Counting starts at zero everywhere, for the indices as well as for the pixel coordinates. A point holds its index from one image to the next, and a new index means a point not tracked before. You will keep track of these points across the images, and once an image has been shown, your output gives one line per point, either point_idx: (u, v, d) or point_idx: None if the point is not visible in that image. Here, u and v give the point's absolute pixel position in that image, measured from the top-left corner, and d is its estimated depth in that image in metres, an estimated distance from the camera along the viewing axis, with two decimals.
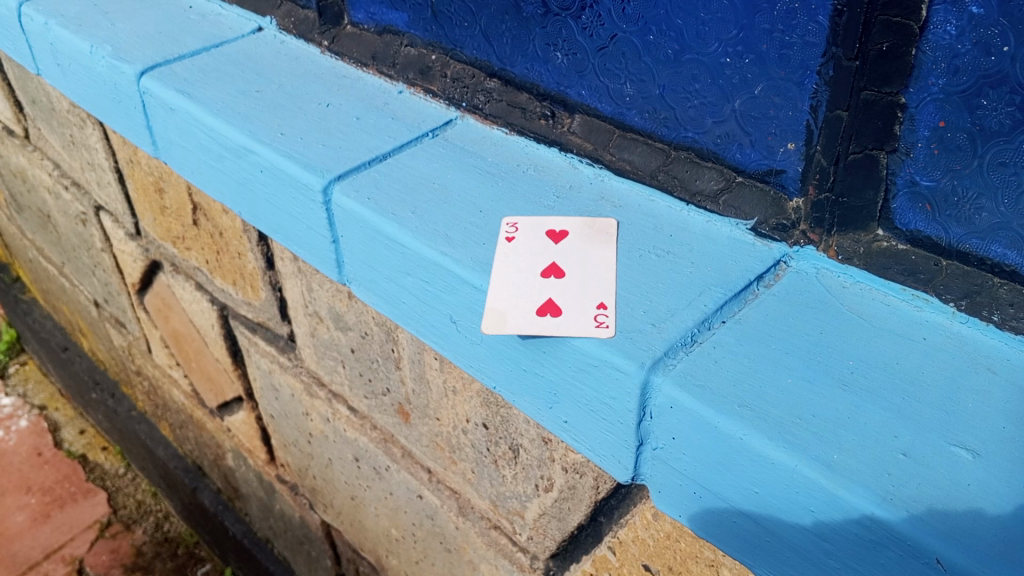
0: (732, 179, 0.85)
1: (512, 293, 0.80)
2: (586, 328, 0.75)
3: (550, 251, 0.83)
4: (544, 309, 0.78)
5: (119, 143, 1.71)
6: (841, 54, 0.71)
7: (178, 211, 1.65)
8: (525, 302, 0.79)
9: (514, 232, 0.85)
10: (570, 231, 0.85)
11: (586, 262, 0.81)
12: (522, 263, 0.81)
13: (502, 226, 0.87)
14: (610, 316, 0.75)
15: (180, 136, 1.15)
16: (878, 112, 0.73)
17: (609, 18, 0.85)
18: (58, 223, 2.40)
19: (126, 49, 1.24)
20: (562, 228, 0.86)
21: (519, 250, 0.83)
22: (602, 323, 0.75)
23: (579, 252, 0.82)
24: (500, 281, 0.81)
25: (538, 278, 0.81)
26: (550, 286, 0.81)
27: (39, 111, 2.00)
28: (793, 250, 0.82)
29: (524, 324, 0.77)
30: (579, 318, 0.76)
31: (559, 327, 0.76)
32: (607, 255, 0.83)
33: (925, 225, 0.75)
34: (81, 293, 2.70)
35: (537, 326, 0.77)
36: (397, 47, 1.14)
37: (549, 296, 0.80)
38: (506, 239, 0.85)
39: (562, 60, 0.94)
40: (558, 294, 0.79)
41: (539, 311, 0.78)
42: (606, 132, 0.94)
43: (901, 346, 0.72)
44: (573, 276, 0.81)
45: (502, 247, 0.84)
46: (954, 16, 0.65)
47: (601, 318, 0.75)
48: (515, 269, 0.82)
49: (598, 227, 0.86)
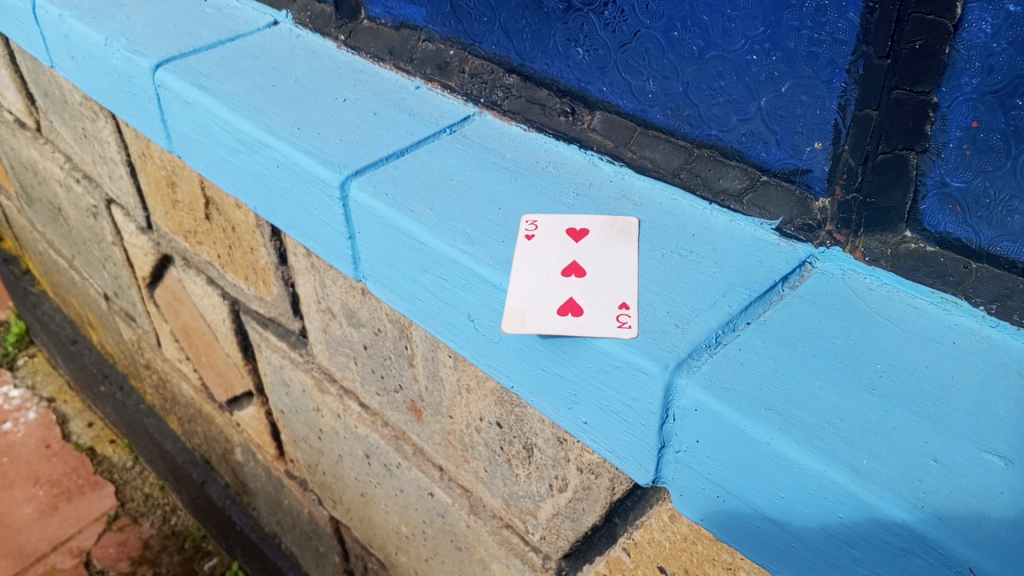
0: (756, 178, 0.84)
1: (533, 290, 0.79)
2: (607, 327, 0.74)
3: (571, 249, 0.82)
4: (565, 308, 0.77)
5: (132, 137, 1.70)
6: (871, 51, 0.70)
7: (190, 205, 1.64)
8: (546, 301, 0.78)
9: (533, 231, 0.84)
10: (591, 229, 0.84)
11: (608, 261, 0.80)
12: (543, 261, 0.81)
13: (521, 223, 0.86)
14: (632, 315, 0.74)
15: (195, 129, 1.14)
16: (909, 112, 0.71)
17: (632, 14, 0.84)
18: (69, 216, 2.40)
19: (141, 42, 1.23)
20: (582, 225, 0.84)
21: (539, 246, 0.82)
22: (625, 323, 0.74)
23: (600, 250, 0.81)
24: (521, 279, 0.80)
25: (558, 276, 0.80)
26: (572, 284, 0.80)
27: (51, 104, 2.00)
28: (819, 250, 0.81)
29: (545, 324, 0.76)
30: (602, 318, 0.75)
31: (582, 326, 0.75)
32: (630, 253, 0.81)
33: (955, 227, 0.74)
34: (92, 286, 2.70)
35: (556, 325, 0.76)
36: (415, 42, 1.13)
37: (570, 295, 0.79)
38: (526, 237, 0.84)
39: (584, 56, 0.93)
40: (580, 293, 0.79)
41: (560, 309, 0.77)
42: (627, 130, 0.93)
43: (929, 350, 0.71)
44: (595, 274, 0.80)
45: (522, 245, 0.83)
46: (989, 15, 0.64)
47: (624, 319, 0.74)
48: (535, 267, 0.81)
49: (620, 225, 0.84)
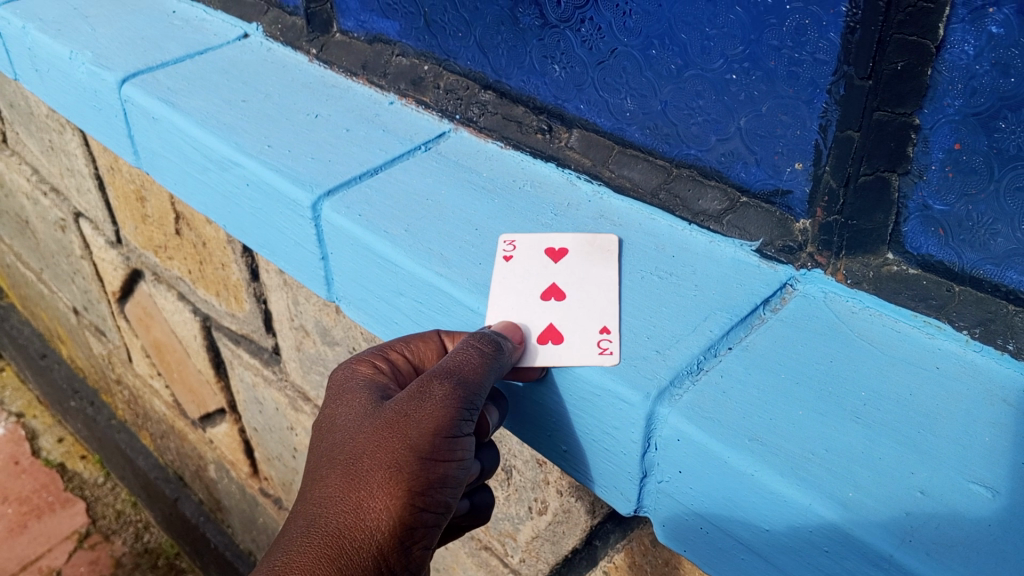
0: (736, 199, 0.83)
1: (511, 317, 0.78)
2: (588, 354, 0.72)
3: (550, 270, 0.81)
4: (545, 336, 0.76)
5: (99, 150, 1.66)
6: (853, 72, 0.69)
7: (160, 220, 1.61)
8: (525, 327, 0.77)
9: (511, 251, 0.83)
10: (570, 249, 0.82)
11: (588, 284, 0.79)
12: (520, 285, 0.79)
13: (499, 243, 0.84)
14: (614, 341, 0.73)
15: (163, 146, 1.11)
16: (890, 134, 0.70)
17: (610, 31, 0.83)
18: (37, 228, 2.35)
19: (107, 55, 1.20)
20: (562, 245, 0.83)
21: (515, 268, 0.81)
22: (607, 349, 0.72)
23: (579, 271, 0.80)
24: (498, 305, 0.79)
25: (537, 300, 0.79)
26: (551, 309, 0.79)
27: (17, 115, 1.96)
28: (800, 272, 0.80)
29: (524, 354, 0.75)
30: (582, 344, 0.73)
31: (563, 355, 0.74)
32: (609, 274, 0.80)
33: (938, 250, 0.73)
34: (61, 300, 2.64)
35: (537, 354, 0.75)
36: (388, 56, 1.10)
37: (550, 320, 0.78)
38: (504, 257, 0.82)
39: (560, 73, 0.91)
40: (559, 319, 0.77)
41: (540, 337, 0.76)
42: (606, 148, 0.91)
43: (913, 376, 0.69)
44: (575, 296, 0.78)
45: (500, 266, 0.81)
46: (972, 36, 0.63)
47: (604, 344, 0.73)
48: (513, 290, 0.79)
49: (599, 244, 0.83)
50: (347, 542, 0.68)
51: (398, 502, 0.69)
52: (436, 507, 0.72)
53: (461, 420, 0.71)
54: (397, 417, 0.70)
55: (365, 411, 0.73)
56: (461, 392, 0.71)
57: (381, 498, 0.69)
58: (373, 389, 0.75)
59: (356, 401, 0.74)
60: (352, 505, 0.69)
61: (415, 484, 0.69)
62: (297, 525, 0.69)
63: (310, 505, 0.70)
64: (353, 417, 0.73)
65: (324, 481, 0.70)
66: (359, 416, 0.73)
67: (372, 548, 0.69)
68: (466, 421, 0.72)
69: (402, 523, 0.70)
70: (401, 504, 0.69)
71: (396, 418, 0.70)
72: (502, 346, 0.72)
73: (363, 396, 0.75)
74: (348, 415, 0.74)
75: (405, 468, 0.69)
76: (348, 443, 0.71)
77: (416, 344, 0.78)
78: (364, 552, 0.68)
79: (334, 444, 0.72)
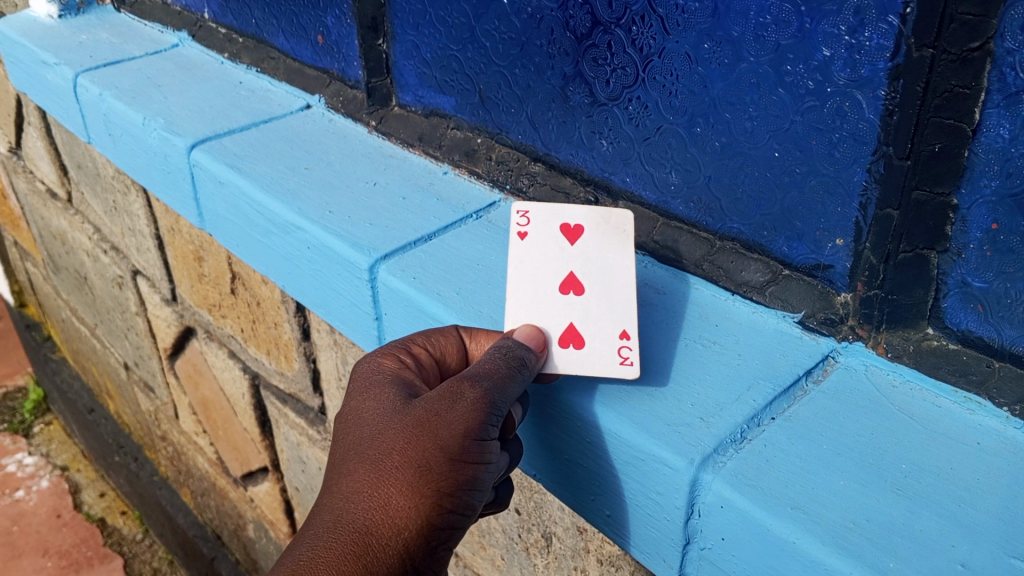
0: (779, 272, 0.85)
1: (535, 316, 0.81)
2: (611, 365, 0.77)
3: (568, 254, 0.84)
4: (567, 338, 0.79)
5: (162, 212, 1.74)
6: (892, 152, 0.72)
7: (216, 279, 1.67)
8: (547, 327, 0.80)
9: (526, 226, 0.87)
10: (586, 226, 0.85)
11: (607, 274, 0.83)
12: (540, 276, 0.83)
13: (513, 213, 0.88)
14: (633, 349, 0.77)
15: (228, 208, 1.17)
16: (929, 212, 0.72)
17: (656, 109, 0.88)
18: (95, 285, 2.44)
19: (178, 122, 1.28)
20: (577, 222, 0.85)
21: (534, 250, 0.84)
22: (627, 359, 0.77)
23: (598, 261, 0.83)
24: (519, 296, 0.82)
25: (556, 291, 0.82)
26: (572, 303, 0.81)
27: (85, 177, 2.06)
28: (841, 345, 0.81)
29: (547, 359, 0.78)
30: (604, 352, 0.77)
31: (586, 360, 0.78)
32: (625, 263, 0.83)
33: (977, 326, 0.74)
34: (113, 355, 2.72)
35: (559, 356, 0.79)
36: (444, 129, 1.16)
37: (569, 317, 0.80)
38: (519, 234, 0.86)
39: (607, 148, 0.95)
40: (580, 317, 0.80)
41: (561, 339, 0.79)
42: (650, 220, 0.94)
43: (954, 451, 0.70)
44: (594, 291, 0.82)
45: (516, 244, 0.86)
46: (1007, 120, 0.66)
47: (625, 353, 0.77)
48: (532, 279, 0.83)
49: (615, 221, 0.86)
50: (374, 539, 0.68)
51: (426, 503, 0.69)
52: (461, 513, 0.71)
53: (490, 424, 0.71)
54: (428, 417, 0.70)
55: (393, 408, 0.73)
56: (492, 396, 0.71)
57: (409, 497, 0.68)
58: (401, 386, 0.76)
59: (384, 398, 0.75)
60: (380, 502, 0.68)
61: (444, 486, 0.69)
62: (323, 519, 0.69)
63: (337, 499, 0.70)
64: (381, 413, 0.73)
65: (351, 476, 0.70)
66: (387, 413, 0.73)
67: (397, 550, 0.68)
68: (495, 425, 0.72)
69: (428, 524, 0.70)
70: (429, 505, 0.69)
71: (427, 418, 0.70)
72: (525, 360, 0.75)
73: (391, 393, 0.75)
74: (376, 411, 0.74)
75: (434, 469, 0.69)
76: (376, 439, 0.71)
77: (438, 337, 0.81)
78: (390, 551, 0.68)
79: (361, 439, 0.72)
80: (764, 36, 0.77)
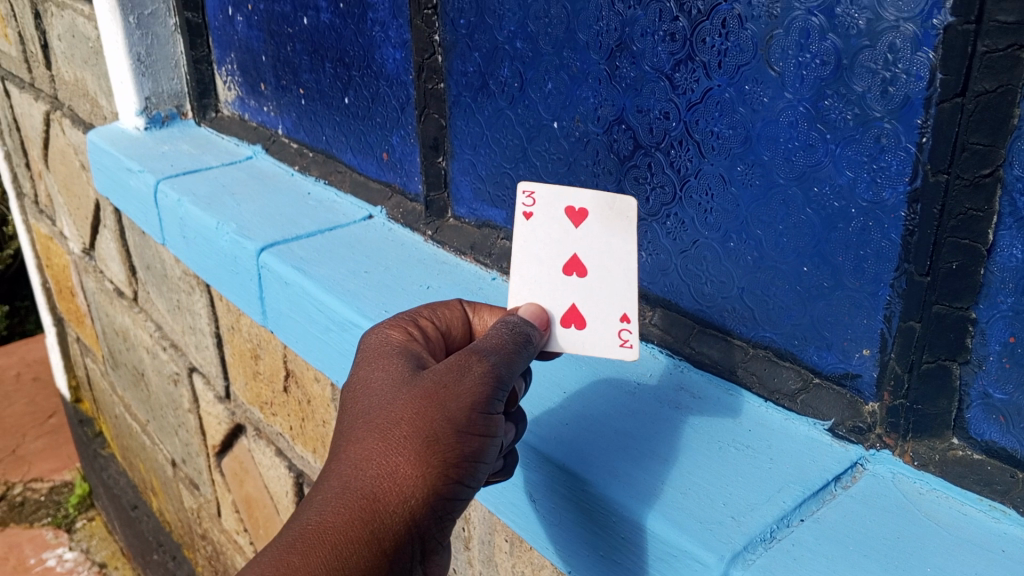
0: (809, 379, 0.89)
1: (538, 295, 0.85)
2: (611, 347, 0.85)
3: (572, 237, 0.85)
4: (569, 318, 0.85)
5: (224, 311, 1.84)
6: (913, 269, 0.77)
7: (270, 376, 1.74)
8: (550, 308, 0.85)
9: (531, 205, 0.87)
10: (590, 210, 0.85)
11: (609, 258, 0.84)
12: (545, 260, 0.85)
13: (518, 193, 0.87)
14: (633, 332, 0.85)
15: (290, 307, 1.25)
16: (950, 325, 0.77)
17: (692, 224, 0.95)
18: (151, 381, 2.53)
19: (249, 226, 1.38)
20: (581, 206, 0.85)
21: (539, 232, 0.86)
22: (626, 341, 0.85)
23: (602, 247, 0.84)
24: (524, 275, 0.86)
25: (560, 274, 0.85)
26: (574, 286, 0.85)
27: (152, 277, 2.18)
28: (870, 453, 0.84)
29: (550, 339, 0.85)
30: (606, 336, 0.85)
31: (588, 341, 0.84)
32: (629, 248, 0.85)
33: (1001, 437, 0.77)
34: (161, 452, 2.79)
35: (563, 337, 0.85)
36: (494, 239, 1.23)
37: (573, 299, 0.85)
38: (525, 214, 0.87)
39: (647, 259, 1.02)
40: (582, 299, 0.84)
41: (564, 320, 0.85)
42: (687, 327, 0.99)
43: (979, 557, 0.72)
44: (597, 278, 0.84)
45: (523, 225, 0.87)
46: (1019, 241, 0.71)
47: (625, 336, 0.85)
48: (538, 262, 0.86)
49: (618, 207, 0.85)
50: (381, 505, 0.69)
51: (432, 472, 0.70)
52: (464, 486, 0.73)
53: (495, 398, 0.73)
54: (435, 389, 0.72)
55: (400, 379, 0.75)
56: (496, 372, 0.74)
57: (415, 466, 0.70)
58: (407, 359, 0.78)
59: (392, 368, 0.77)
60: (387, 469, 0.70)
61: (449, 456, 0.71)
62: (332, 484, 0.70)
63: (344, 465, 0.71)
64: (388, 384, 0.75)
65: (359, 442, 0.71)
66: (394, 383, 0.75)
67: (403, 518, 0.70)
68: (500, 399, 0.74)
69: (433, 493, 0.71)
70: (435, 475, 0.70)
71: (434, 389, 0.72)
72: (530, 339, 0.79)
73: (398, 365, 0.77)
74: (383, 381, 0.76)
75: (441, 439, 0.70)
76: (383, 408, 0.72)
77: (442, 312, 0.88)
78: (397, 517, 0.70)
79: (367, 408, 0.74)
80: (792, 160, 0.84)
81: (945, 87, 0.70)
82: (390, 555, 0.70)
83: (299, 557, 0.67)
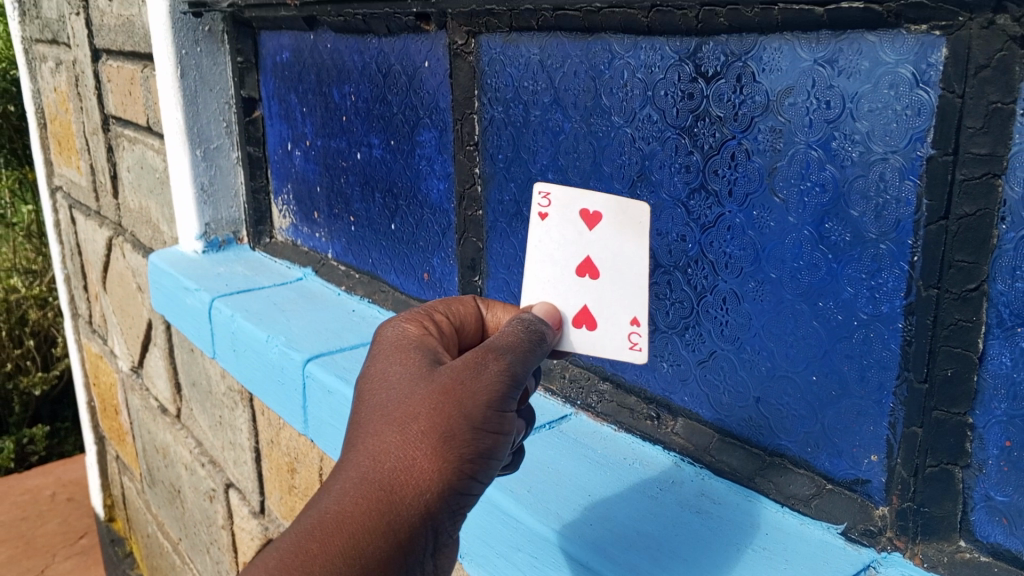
0: (823, 485, 0.94)
1: (555, 294, 0.93)
2: (621, 348, 0.92)
3: (585, 239, 0.91)
4: (581, 319, 0.92)
5: (265, 425, 1.91)
6: (913, 377, 0.83)
7: (306, 489, 1.79)
8: (563, 308, 0.92)
9: (547, 206, 0.94)
10: (604, 214, 0.90)
11: (620, 262, 0.90)
12: (560, 262, 0.92)
13: (536, 193, 0.94)
14: (642, 336, 0.92)
15: (332, 414, 1.32)
16: (949, 429, 0.82)
17: (710, 337, 1.02)
18: (186, 498, 2.58)
19: (296, 339, 1.47)
20: (596, 209, 0.90)
21: (556, 233, 0.93)
22: (636, 345, 0.92)
23: (613, 250, 0.90)
24: (542, 272, 0.94)
25: (574, 274, 0.92)
26: (586, 287, 0.91)
27: (197, 393, 2.27)
28: (882, 555, 0.87)
29: (563, 337, 0.92)
30: (616, 337, 0.91)
31: (598, 342, 0.91)
32: (640, 253, 0.90)
33: (1005, 538, 0.80)
34: (190, 572, 2.80)
35: (577, 336, 0.92)
36: None
37: (585, 300, 0.91)
38: (542, 213, 0.95)
39: (668, 369, 1.09)
40: (593, 301, 0.91)
41: (577, 320, 0.92)
42: (707, 436, 1.05)
43: None
44: (609, 280, 0.90)
45: (540, 224, 0.95)
46: (1007, 349, 0.77)
47: (634, 339, 0.92)
48: (554, 263, 0.93)
49: (631, 213, 0.89)
50: (398, 496, 0.70)
51: (448, 467, 0.71)
52: (477, 481, 0.74)
53: (510, 396, 0.74)
54: (453, 385, 0.73)
55: (418, 373, 0.76)
56: (512, 372, 0.75)
57: (432, 461, 0.71)
58: (424, 353, 0.79)
59: (409, 362, 0.77)
60: (404, 462, 0.70)
61: (465, 452, 0.72)
62: (349, 474, 0.71)
63: (362, 456, 0.71)
64: (406, 377, 0.76)
65: (377, 433, 0.72)
66: (411, 377, 0.75)
67: (418, 511, 0.71)
68: (515, 397, 0.75)
69: (448, 488, 0.72)
70: (451, 469, 0.71)
71: (452, 385, 0.72)
72: (545, 340, 0.81)
73: (414, 359, 0.78)
74: (401, 375, 0.76)
75: (458, 435, 0.71)
76: (402, 401, 0.73)
77: (456, 308, 0.93)
78: (414, 509, 0.71)
79: (385, 400, 0.74)
80: (798, 278, 0.91)
81: (931, 211, 0.79)
82: (405, 547, 0.70)
83: (317, 546, 0.67)
